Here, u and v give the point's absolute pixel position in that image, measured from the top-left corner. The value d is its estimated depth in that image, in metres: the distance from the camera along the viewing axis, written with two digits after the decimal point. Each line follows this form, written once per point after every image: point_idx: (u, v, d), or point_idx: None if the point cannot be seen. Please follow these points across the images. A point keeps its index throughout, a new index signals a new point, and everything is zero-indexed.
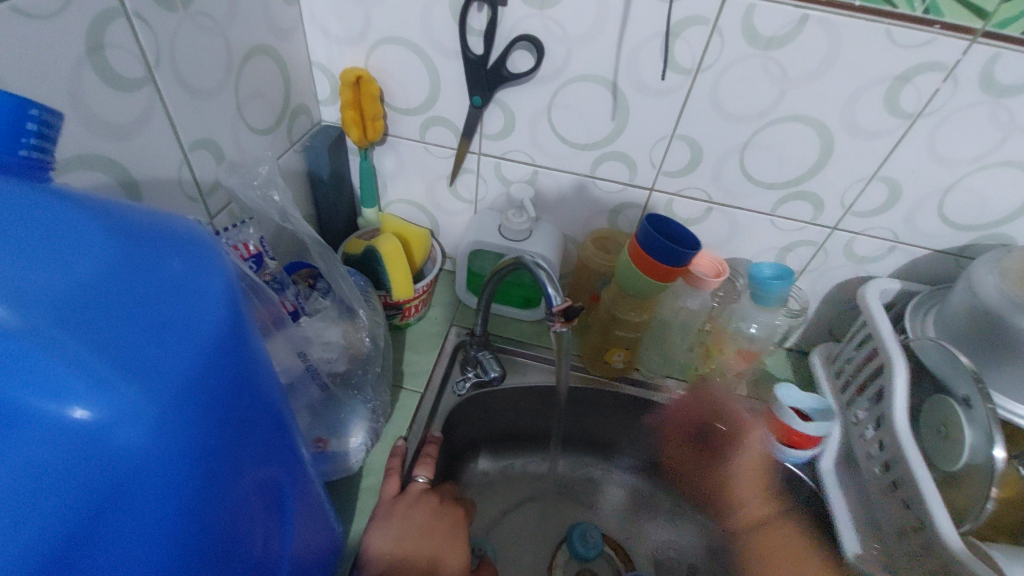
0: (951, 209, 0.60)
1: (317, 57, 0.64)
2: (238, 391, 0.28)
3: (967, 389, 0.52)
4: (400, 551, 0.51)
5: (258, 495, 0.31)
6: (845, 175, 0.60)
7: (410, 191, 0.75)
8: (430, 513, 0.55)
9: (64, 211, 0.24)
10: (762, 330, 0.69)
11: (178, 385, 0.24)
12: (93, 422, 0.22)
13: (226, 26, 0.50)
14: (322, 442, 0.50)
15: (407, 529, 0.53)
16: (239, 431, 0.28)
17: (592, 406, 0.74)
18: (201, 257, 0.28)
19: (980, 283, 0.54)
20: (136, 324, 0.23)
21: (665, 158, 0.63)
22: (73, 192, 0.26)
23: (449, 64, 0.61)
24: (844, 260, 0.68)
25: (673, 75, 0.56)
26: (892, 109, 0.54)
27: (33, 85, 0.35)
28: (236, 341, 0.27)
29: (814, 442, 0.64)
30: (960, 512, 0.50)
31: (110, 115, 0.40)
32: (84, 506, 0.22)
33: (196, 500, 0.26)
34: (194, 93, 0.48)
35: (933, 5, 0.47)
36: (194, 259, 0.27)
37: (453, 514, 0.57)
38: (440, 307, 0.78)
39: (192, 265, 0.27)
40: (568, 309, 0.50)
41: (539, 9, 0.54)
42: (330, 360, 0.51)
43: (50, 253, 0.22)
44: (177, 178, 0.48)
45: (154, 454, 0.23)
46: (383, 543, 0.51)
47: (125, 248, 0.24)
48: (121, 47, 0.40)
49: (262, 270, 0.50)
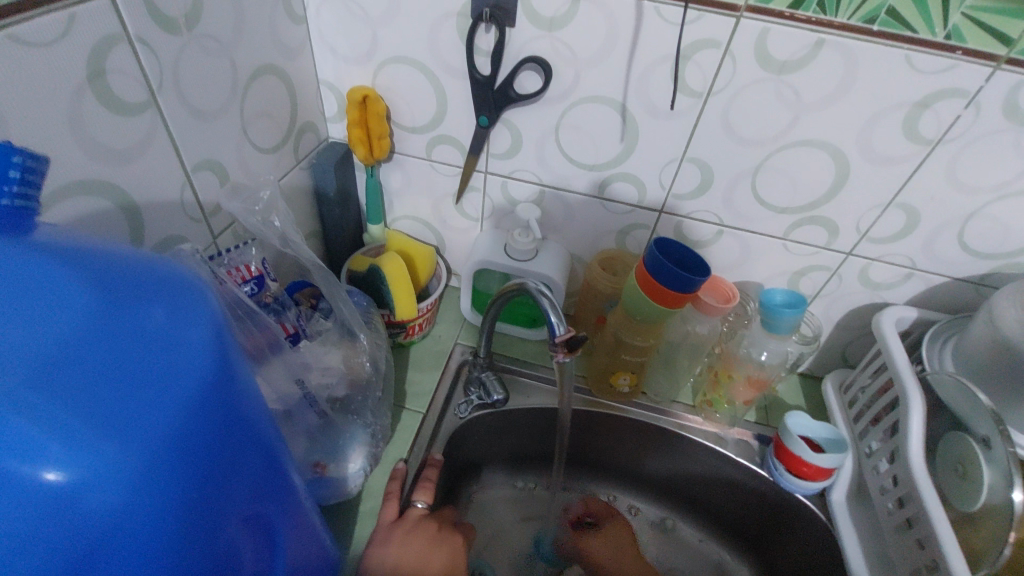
0: (972, 237, 0.58)
1: (324, 75, 0.64)
2: (224, 439, 0.27)
3: (986, 429, 0.50)
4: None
5: (249, 538, 0.30)
6: (861, 200, 0.58)
7: (415, 208, 0.75)
8: (429, 539, 0.54)
9: (43, 263, 0.23)
10: (774, 358, 0.65)
11: (156, 442, 0.23)
12: (66, 485, 0.21)
13: (231, 47, 0.49)
14: (320, 467, 0.49)
15: (407, 554, 0.52)
16: (227, 479, 0.27)
17: (595, 429, 0.73)
18: (188, 300, 0.27)
19: (1002, 316, 0.52)
20: (112, 380, 0.22)
21: (675, 181, 0.62)
22: (51, 240, 0.25)
23: (455, 83, 0.60)
24: (859, 286, 0.66)
25: (683, 97, 0.55)
26: (911, 134, 0.52)
27: (34, 113, 0.35)
28: (223, 386, 0.26)
29: (826, 474, 0.61)
30: (977, 555, 0.48)
31: (113, 140, 0.40)
32: (59, 569, 0.21)
33: (178, 555, 0.25)
34: (198, 115, 0.48)
35: (956, 30, 0.45)
36: (179, 304, 0.26)
37: (452, 539, 0.56)
38: (444, 325, 0.77)
39: (176, 310, 0.26)
40: (571, 338, 0.49)
41: (547, 30, 0.53)
42: (329, 385, 0.49)
43: (25, 309, 0.22)
44: (180, 200, 0.48)
45: (133, 512, 0.22)
46: (381, 568, 0.50)
47: (105, 298, 0.24)
48: (124, 72, 0.40)
49: (264, 292, 0.50)
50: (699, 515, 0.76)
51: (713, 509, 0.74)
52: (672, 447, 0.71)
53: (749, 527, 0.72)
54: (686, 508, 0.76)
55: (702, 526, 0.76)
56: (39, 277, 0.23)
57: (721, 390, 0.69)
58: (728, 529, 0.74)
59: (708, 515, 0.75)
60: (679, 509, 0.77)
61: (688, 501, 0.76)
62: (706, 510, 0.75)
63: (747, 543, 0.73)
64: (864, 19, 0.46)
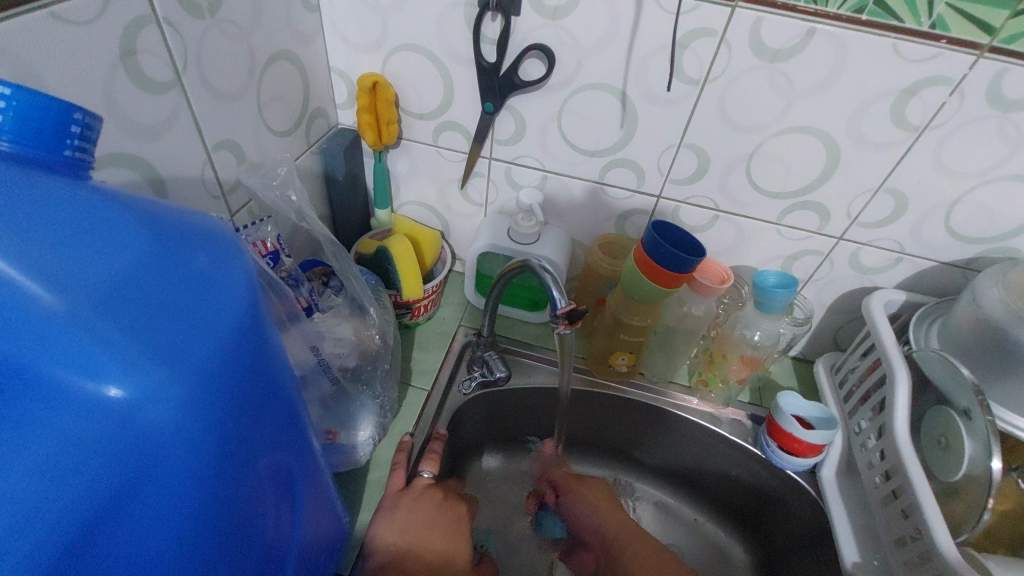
0: (957, 222, 0.60)
1: (336, 63, 0.66)
2: (255, 380, 0.29)
3: (968, 402, 0.52)
4: (405, 545, 0.52)
5: (271, 480, 0.33)
6: (851, 185, 0.60)
7: (422, 193, 0.77)
8: (434, 511, 0.56)
9: (105, 207, 0.26)
10: (766, 338, 0.67)
11: (198, 373, 0.26)
12: (123, 402, 0.24)
13: (250, 32, 0.52)
14: (332, 434, 0.52)
15: (412, 523, 0.54)
16: (255, 419, 0.30)
17: (593, 408, 0.76)
18: (227, 253, 0.30)
19: (984, 296, 0.55)
20: (161, 314, 0.25)
21: (672, 166, 0.64)
22: (110, 189, 0.28)
23: (462, 71, 0.62)
24: (850, 270, 0.68)
25: (680, 84, 0.57)
26: (899, 121, 0.54)
27: (71, 86, 0.37)
28: (255, 331, 0.29)
29: (815, 450, 0.64)
30: (958, 522, 0.50)
31: (141, 116, 0.43)
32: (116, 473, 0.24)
33: (213, 482, 0.27)
34: (218, 96, 0.50)
35: (940, 20, 0.48)
36: (219, 255, 0.29)
37: (448, 515, 0.57)
38: (449, 308, 0.79)
39: (216, 260, 0.29)
40: (572, 312, 0.51)
41: (550, 19, 0.56)
42: (341, 355, 0.52)
43: (90, 244, 0.24)
44: (201, 177, 0.50)
45: (178, 433, 0.25)
46: (388, 533, 0.53)
47: (156, 243, 0.27)
48: (152, 51, 0.42)
49: (279, 267, 0.52)
50: (694, 493, 0.78)
51: (707, 486, 0.77)
52: (667, 426, 0.74)
53: (742, 504, 0.74)
54: (681, 486, 0.79)
55: (697, 504, 0.78)
56: (103, 219, 0.25)
57: (716, 369, 0.71)
58: (722, 507, 0.77)
59: (702, 493, 0.78)
60: (674, 487, 0.79)
61: (684, 479, 0.78)
62: (701, 488, 0.78)
63: (740, 520, 0.75)
64: (853, 9, 0.49)
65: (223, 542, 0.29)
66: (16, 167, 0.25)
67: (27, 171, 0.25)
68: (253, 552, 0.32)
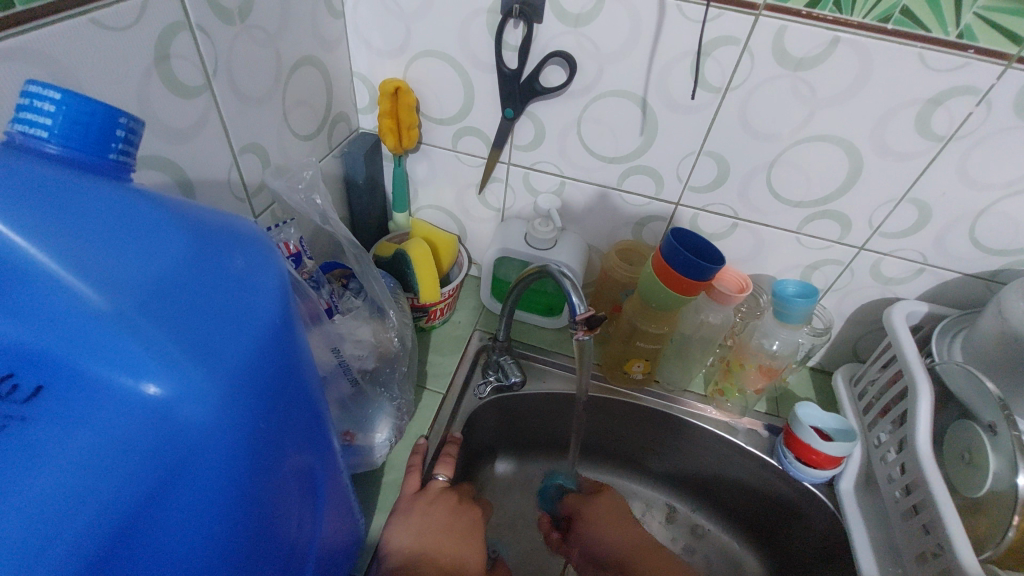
0: (982, 233, 0.59)
1: (358, 68, 0.67)
2: (284, 382, 0.30)
3: (993, 416, 0.51)
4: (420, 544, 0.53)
5: (294, 479, 0.33)
6: (874, 195, 0.60)
7: (440, 197, 0.77)
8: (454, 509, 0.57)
9: (148, 208, 0.27)
10: (786, 348, 0.66)
11: (231, 373, 0.26)
12: (162, 400, 0.24)
13: (277, 37, 0.53)
14: (349, 435, 0.52)
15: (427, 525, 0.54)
16: (284, 420, 0.31)
17: (608, 414, 0.75)
18: (262, 256, 0.30)
19: (1010, 309, 0.53)
20: (198, 315, 0.26)
21: (692, 173, 0.64)
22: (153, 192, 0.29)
23: (483, 76, 0.63)
24: (871, 280, 0.68)
25: (702, 93, 0.57)
26: (924, 131, 0.54)
27: (108, 90, 0.38)
28: (286, 333, 0.30)
29: (834, 463, 0.63)
30: (981, 538, 0.49)
31: (172, 119, 0.44)
32: (155, 469, 0.25)
33: (242, 483, 0.28)
34: (245, 100, 0.51)
35: (968, 30, 0.47)
36: (255, 258, 0.30)
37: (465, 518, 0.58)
38: (464, 312, 0.80)
39: (252, 263, 0.29)
40: (591, 317, 0.50)
41: (573, 27, 0.56)
42: (361, 356, 0.52)
43: (135, 246, 0.25)
44: (227, 179, 0.51)
45: (214, 431, 0.26)
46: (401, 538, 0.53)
47: (196, 244, 0.27)
48: (184, 57, 0.44)
49: (301, 268, 0.53)
50: (707, 503, 0.78)
51: (720, 496, 0.76)
52: (682, 435, 0.73)
53: (756, 515, 0.74)
54: (694, 495, 0.79)
55: (709, 513, 0.78)
56: (144, 220, 0.26)
57: (732, 378, 0.71)
58: (735, 517, 0.76)
59: (716, 502, 0.77)
60: (687, 496, 0.79)
61: (697, 488, 0.78)
62: (714, 497, 0.77)
63: (754, 531, 0.75)
64: (878, 18, 0.48)
65: (247, 542, 0.29)
66: (63, 168, 0.26)
67: (75, 174, 0.26)
68: (277, 551, 0.33)
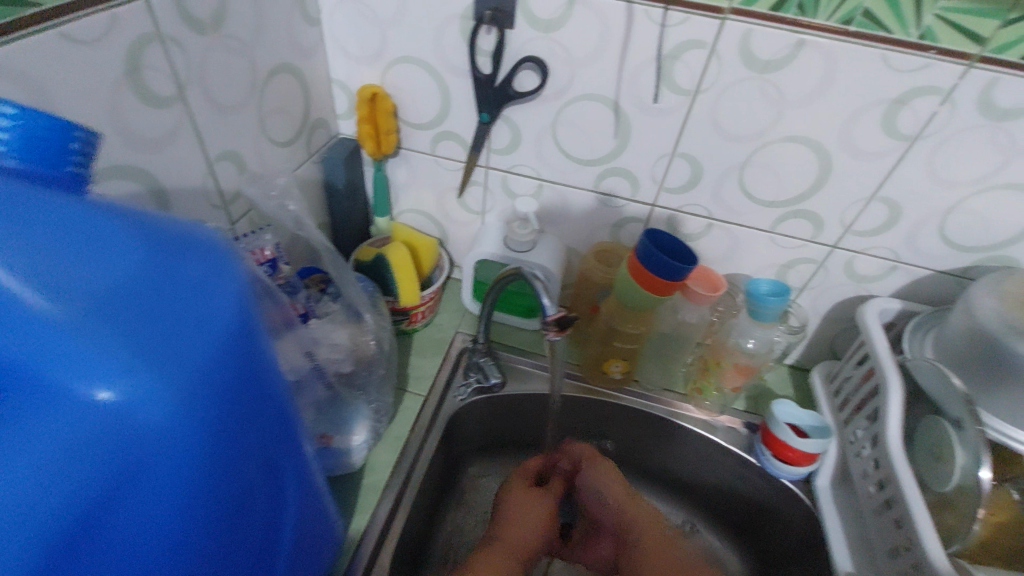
0: (952, 230, 0.60)
1: (336, 74, 0.68)
2: (245, 384, 0.31)
3: (958, 411, 0.52)
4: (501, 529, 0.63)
5: (261, 478, 0.34)
6: (844, 195, 0.61)
7: (420, 201, 0.78)
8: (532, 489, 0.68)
9: (103, 216, 0.27)
10: (761, 346, 0.67)
11: (184, 380, 0.27)
12: (115, 404, 0.25)
13: (251, 46, 0.54)
14: (326, 437, 0.53)
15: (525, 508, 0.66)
16: (247, 424, 0.31)
17: (589, 414, 0.76)
18: (220, 260, 0.30)
19: (978, 306, 0.54)
20: (152, 324, 0.26)
21: (666, 175, 0.65)
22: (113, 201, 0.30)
23: (459, 81, 0.64)
24: (844, 278, 0.68)
25: (674, 95, 0.58)
26: (891, 131, 0.55)
27: (78, 102, 0.39)
28: (246, 337, 0.30)
29: (809, 459, 0.64)
30: (950, 533, 0.49)
31: (144, 129, 0.45)
32: (110, 469, 0.25)
33: (200, 487, 0.29)
34: (220, 108, 0.52)
35: (929, 31, 0.48)
36: (212, 262, 0.30)
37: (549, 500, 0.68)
38: (447, 314, 0.80)
39: (210, 268, 0.30)
40: (562, 318, 0.51)
41: (545, 32, 0.57)
42: (337, 360, 0.52)
43: (89, 256, 0.26)
44: (202, 187, 0.52)
45: (169, 433, 0.27)
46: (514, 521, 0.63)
47: (151, 251, 0.28)
48: (156, 68, 0.44)
49: (277, 274, 0.54)
50: (688, 501, 0.78)
51: (701, 494, 0.77)
52: (662, 433, 0.74)
53: (736, 512, 0.74)
54: (675, 494, 0.79)
55: (691, 511, 0.78)
56: (99, 229, 0.27)
57: (710, 377, 0.71)
58: (716, 514, 0.76)
59: (697, 500, 0.77)
60: (668, 494, 0.79)
61: (678, 486, 0.78)
62: (695, 495, 0.77)
63: (734, 528, 0.75)
64: (842, 20, 0.49)
65: (210, 540, 0.30)
66: (19, 181, 0.27)
67: (31, 186, 0.27)
68: (246, 549, 0.33)
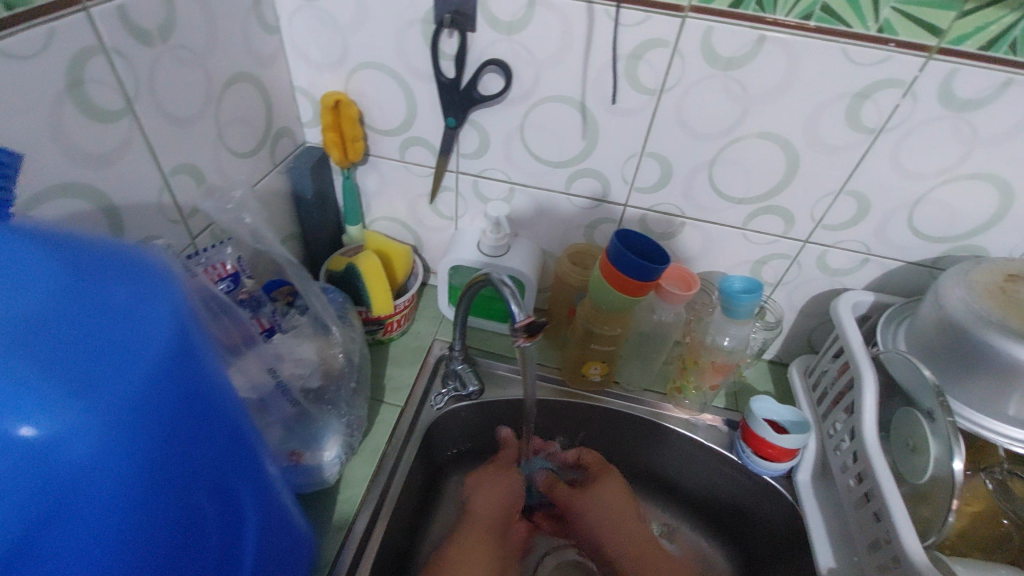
0: (920, 222, 0.60)
1: (299, 82, 0.66)
2: (184, 408, 0.30)
3: (929, 403, 0.52)
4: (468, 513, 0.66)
5: (213, 502, 0.33)
6: (813, 189, 0.61)
7: (392, 208, 0.77)
8: (509, 475, 0.69)
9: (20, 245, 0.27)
10: (737, 343, 0.67)
11: (113, 405, 0.26)
12: (37, 439, 0.25)
13: (205, 56, 0.52)
14: (296, 455, 0.52)
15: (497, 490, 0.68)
16: (190, 446, 0.31)
17: (571, 418, 0.75)
18: (151, 282, 0.30)
19: (947, 297, 0.54)
20: (77, 349, 0.26)
21: (637, 174, 0.64)
22: (33, 226, 0.29)
23: (423, 86, 0.63)
24: (818, 272, 0.68)
25: (639, 95, 0.57)
26: (855, 124, 0.55)
27: (14, 121, 0.37)
28: (183, 360, 0.30)
29: (790, 454, 0.63)
30: (927, 525, 0.50)
31: (90, 145, 0.43)
32: (36, 505, 0.25)
33: (137, 511, 0.28)
34: (173, 120, 0.50)
35: (887, 24, 0.48)
36: (141, 285, 0.29)
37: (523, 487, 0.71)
38: (423, 322, 0.79)
39: (137, 292, 0.29)
40: (530, 324, 0.50)
41: (507, 35, 0.56)
42: (303, 376, 0.52)
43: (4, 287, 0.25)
44: (158, 203, 0.51)
45: (100, 462, 0.26)
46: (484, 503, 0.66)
47: (73, 278, 0.27)
48: (100, 82, 0.43)
49: (240, 288, 0.53)
50: (674, 502, 0.77)
51: (687, 494, 0.76)
52: (644, 434, 0.74)
53: (721, 511, 0.74)
54: (660, 496, 0.77)
55: (677, 512, 0.77)
56: (16, 260, 0.26)
57: (688, 376, 0.71)
58: (702, 514, 0.75)
59: (683, 501, 0.76)
60: (654, 496, 0.78)
61: (663, 487, 0.77)
62: (681, 496, 0.76)
63: (721, 527, 0.74)
64: (801, 15, 0.49)
65: (154, 567, 0.30)
66: None
67: None
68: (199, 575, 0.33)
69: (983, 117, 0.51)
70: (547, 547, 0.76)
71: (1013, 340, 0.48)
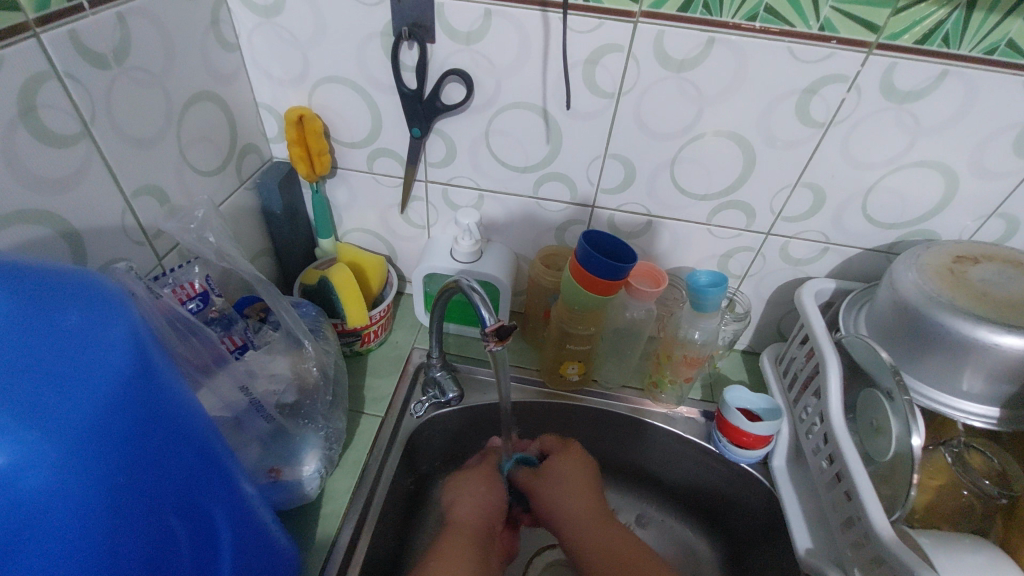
0: (874, 209, 0.63)
1: (262, 98, 0.66)
2: (145, 428, 0.31)
3: (888, 383, 0.54)
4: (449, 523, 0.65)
5: (183, 522, 0.34)
6: (771, 183, 0.63)
7: (364, 220, 0.77)
8: (484, 481, 0.69)
9: None
10: (708, 336, 0.69)
11: (72, 430, 0.27)
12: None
13: (163, 76, 0.52)
14: (275, 471, 0.52)
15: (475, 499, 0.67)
16: (154, 468, 0.31)
17: (551, 417, 0.76)
18: (105, 307, 0.31)
19: (900, 280, 0.57)
20: (34, 377, 0.26)
21: (602, 176, 0.66)
22: None
23: (386, 98, 0.63)
24: (782, 263, 0.71)
25: (598, 98, 0.59)
26: (805, 119, 0.57)
27: None
28: (141, 381, 0.31)
29: (764, 441, 0.65)
30: (893, 500, 0.51)
31: (47, 171, 0.43)
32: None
33: (104, 535, 0.29)
34: (133, 142, 0.50)
35: (828, 23, 0.50)
36: (95, 311, 0.30)
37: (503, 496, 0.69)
38: (401, 331, 0.79)
39: (91, 317, 0.30)
40: (500, 327, 0.51)
41: (466, 45, 0.57)
42: (277, 392, 0.52)
43: None
44: (121, 225, 0.50)
45: (63, 487, 0.27)
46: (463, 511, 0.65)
47: (24, 307, 0.28)
48: (54, 106, 0.43)
49: (210, 307, 0.53)
50: (658, 494, 0.78)
51: (669, 486, 0.77)
52: (624, 430, 0.75)
53: (703, 501, 0.75)
54: (644, 488, 0.79)
55: (661, 504, 0.78)
56: None
57: (664, 370, 0.72)
58: (685, 505, 0.77)
59: (666, 492, 0.78)
60: (638, 489, 0.79)
61: (646, 480, 0.78)
62: (664, 488, 0.78)
63: (704, 517, 0.76)
64: (746, 16, 0.51)
65: None
66: None
67: None
68: None
69: (924, 108, 0.54)
70: (536, 547, 0.77)
71: (962, 318, 0.50)
